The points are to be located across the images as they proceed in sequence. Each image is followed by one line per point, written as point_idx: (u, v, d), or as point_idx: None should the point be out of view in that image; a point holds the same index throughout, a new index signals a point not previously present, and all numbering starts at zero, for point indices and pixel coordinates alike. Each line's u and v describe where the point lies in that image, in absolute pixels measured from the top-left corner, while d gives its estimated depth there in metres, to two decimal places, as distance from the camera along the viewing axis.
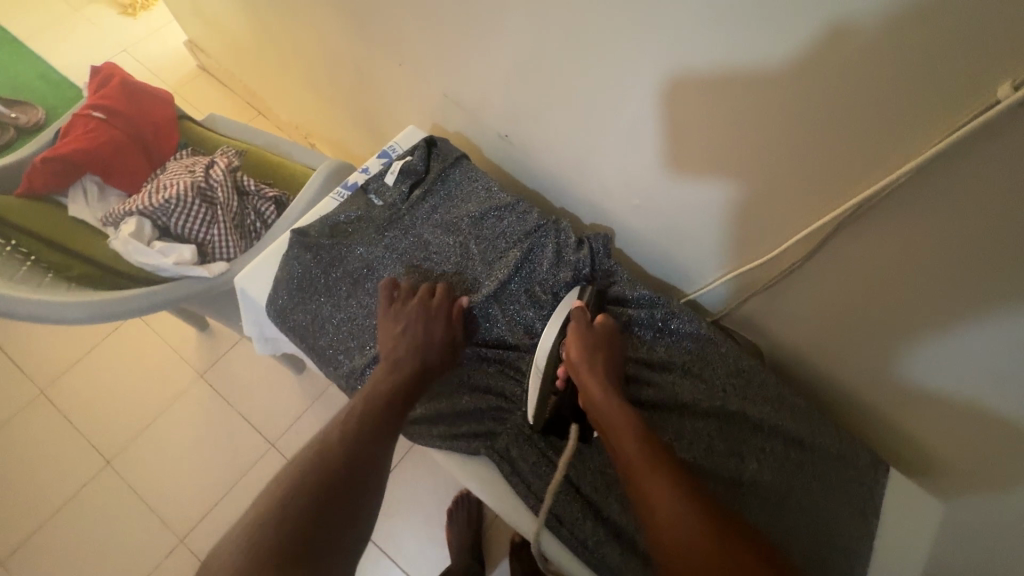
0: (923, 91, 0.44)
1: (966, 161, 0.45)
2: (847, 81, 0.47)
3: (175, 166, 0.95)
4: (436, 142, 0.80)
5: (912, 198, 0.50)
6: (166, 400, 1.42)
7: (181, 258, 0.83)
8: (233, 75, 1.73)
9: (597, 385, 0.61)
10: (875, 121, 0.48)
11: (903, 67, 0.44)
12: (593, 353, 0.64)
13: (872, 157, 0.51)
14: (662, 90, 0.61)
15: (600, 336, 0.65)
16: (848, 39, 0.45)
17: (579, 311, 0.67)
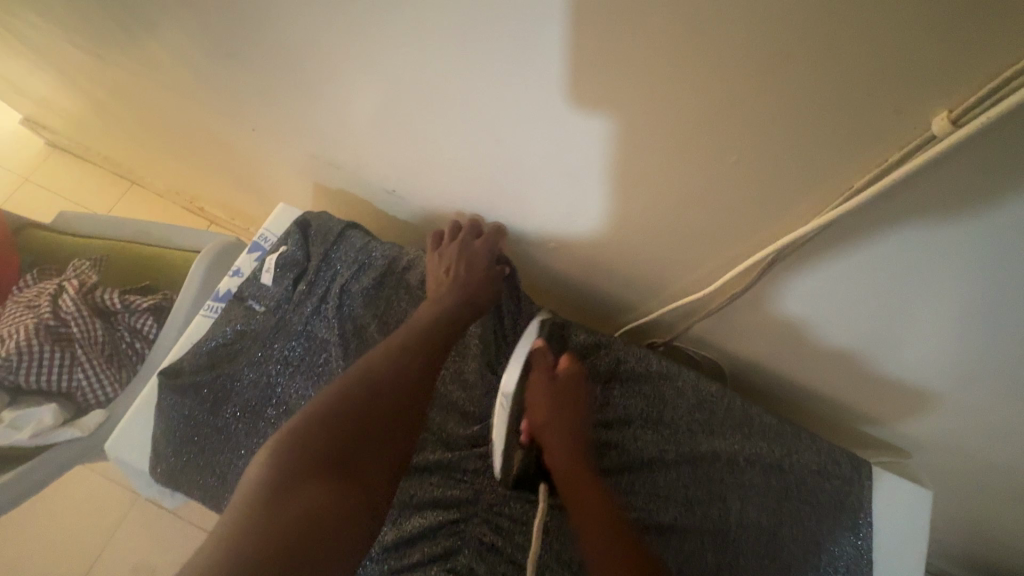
0: (832, 115, 0.38)
1: (903, 186, 0.40)
2: (746, 110, 0.41)
3: (15, 303, 0.79)
4: (311, 220, 0.69)
5: (849, 218, 0.45)
6: (105, 532, 1.27)
7: (40, 424, 0.69)
8: (86, 148, 1.51)
9: (561, 447, 0.57)
10: (786, 147, 0.42)
11: (804, 92, 0.37)
12: (555, 409, 0.59)
13: (788, 183, 0.45)
14: (552, 129, 0.53)
15: (567, 380, 0.61)
16: (739, 68, 0.38)
17: (540, 354, 0.62)
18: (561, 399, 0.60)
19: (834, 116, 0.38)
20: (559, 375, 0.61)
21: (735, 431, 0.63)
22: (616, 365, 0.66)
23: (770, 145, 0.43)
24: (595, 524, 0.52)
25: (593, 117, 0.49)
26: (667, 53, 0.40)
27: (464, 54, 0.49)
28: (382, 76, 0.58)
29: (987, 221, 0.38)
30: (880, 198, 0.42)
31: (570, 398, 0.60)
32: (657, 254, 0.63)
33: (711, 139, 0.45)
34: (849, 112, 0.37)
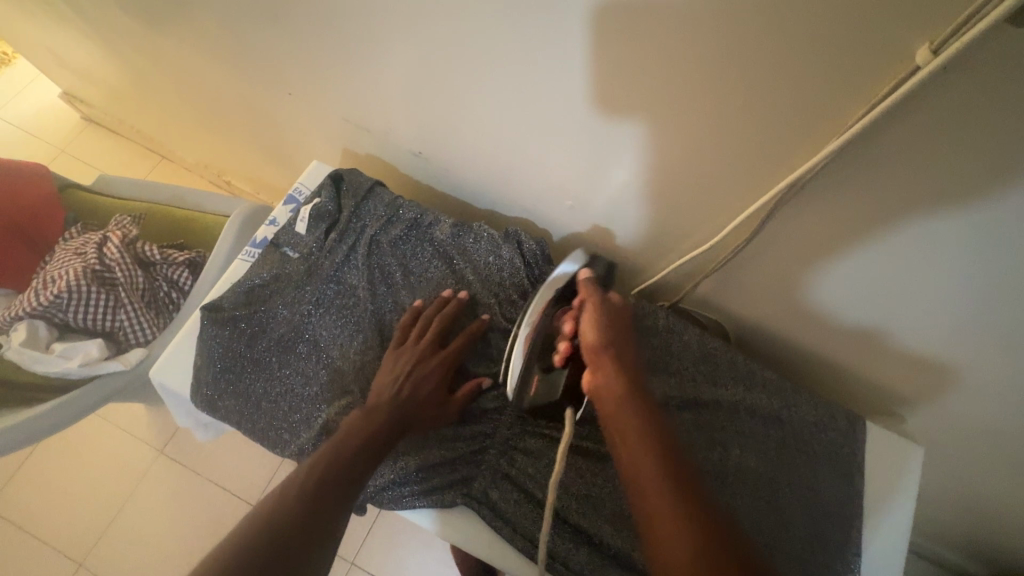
0: (833, 55, 0.41)
1: (890, 128, 0.43)
2: (753, 54, 0.44)
3: (62, 251, 0.85)
4: (344, 176, 0.73)
5: (843, 167, 0.48)
6: (128, 486, 1.33)
7: (88, 357, 0.74)
8: (121, 122, 1.57)
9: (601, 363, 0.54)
10: (787, 90, 0.45)
11: (807, 33, 0.41)
12: (604, 325, 0.56)
13: (791, 130, 0.48)
14: (571, 86, 0.57)
15: (614, 304, 0.59)
16: (745, 11, 0.41)
17: (586, 281, 0.62)
18: (609, 318, 0.57)
19: (832, 57, 0.41)
20: (605, 299, 0.60)
21: (737, 383, 0.67)
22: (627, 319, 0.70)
23: (772, 89, 0.46)
24: (638, 433, 0.47)
25: (611, 65, 0.52)
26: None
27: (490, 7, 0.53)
28: (412, 33, 0.62)
29: (975, 160, 0.41)
30: (872, 142, 0.45)
31: (618, 320, 0.58)
32: (666, 213, 0.66)
33: (720, 86, 0.48)
34: (846, 52, 0.40)
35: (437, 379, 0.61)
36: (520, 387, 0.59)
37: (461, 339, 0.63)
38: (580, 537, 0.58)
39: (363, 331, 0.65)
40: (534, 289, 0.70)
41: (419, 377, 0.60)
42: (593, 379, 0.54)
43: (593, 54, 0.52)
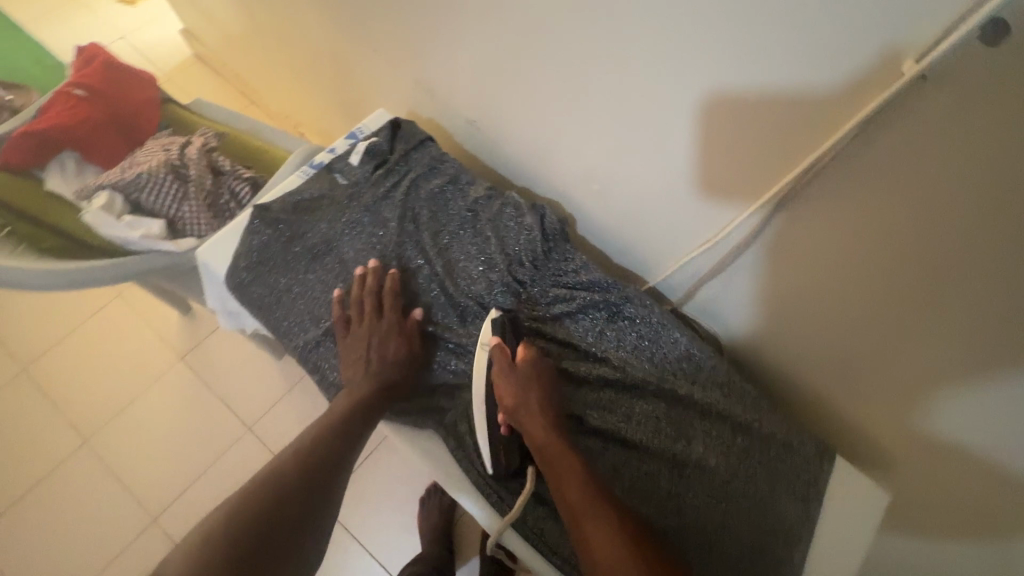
0: (859, 60, 0.45)
1: (882, 136, 0.48)
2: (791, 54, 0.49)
3: (152, 145, 0.97)
4: (401, 124, 0.81)
5: (841, 172, 0.52)
6: (146, 382, 1.44)
7: (149, 232, 0.84)
8: (225, 64, 1.74)
9: (540, 428, 0.60)
10: (813, 93, 0.50)
11: (841, 37, 0.45)
12: (525, 388, 0.62)
13: (809, 132, 0.52)
14: (619, 70, 0.63)
15: (524, 372, 0.63)
16: (785, 11, 0.46)
17: (497, 349, 0.64)
18: (525, 389, 0.61)
19: (858, 61, 0.45)
20: (518, 368, 0.63)
21: (715, 388, 0.69)
22: (619, 304, 0.72)
23: (800, 91, 0.50)
24: (577, 491, 0.55)
25: (660, 53, 0.58)
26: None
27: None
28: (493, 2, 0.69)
29: (975, 181, 0.44)
30: (866, 149, 0.49)
31: (532, 387, 0.62)
32: (682, 211, 0.70)
33: (753, 83, 0.53)
34: (871, 59, 0.45)
35: (397, 340, 0.67)
36: (494, 459, 0.62)
37: (392, 300, 0.68)
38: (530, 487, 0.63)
39: (384, 257, 0.72)
40: (544, 257, 0.74)
41: (380, 347, 0.66)
42: (534, 441, 0.60)
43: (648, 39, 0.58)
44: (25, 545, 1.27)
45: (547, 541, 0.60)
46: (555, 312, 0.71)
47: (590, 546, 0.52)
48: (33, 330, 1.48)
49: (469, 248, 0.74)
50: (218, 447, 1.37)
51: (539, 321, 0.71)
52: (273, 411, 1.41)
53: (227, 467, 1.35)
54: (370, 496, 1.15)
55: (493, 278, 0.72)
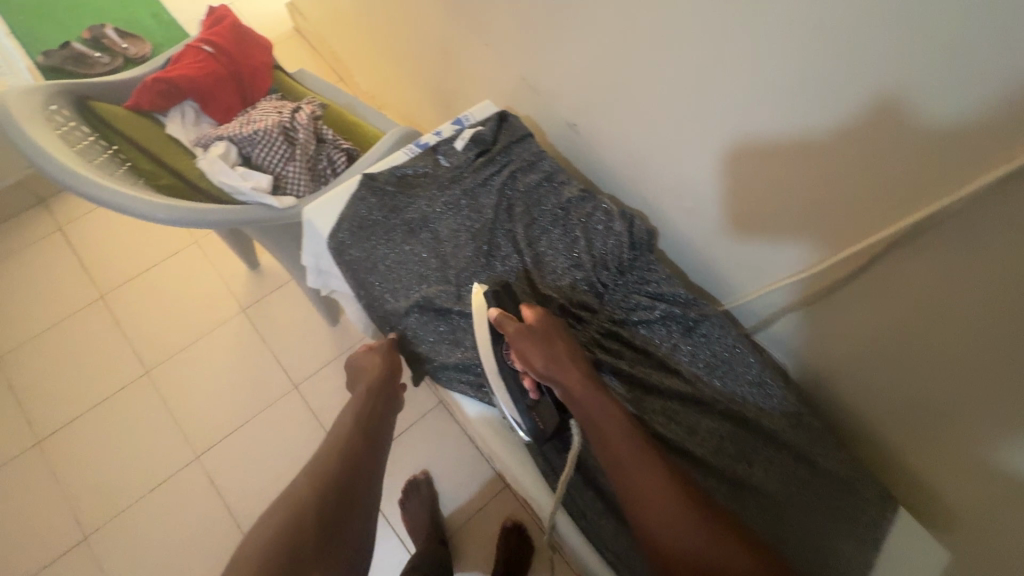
0: (945, 94, 0.47)
1: (1014, 194, 0.47)
2: (861, 80, 0.52)
3: (266, 106, 1.03)
4: (507, 118, 0.85)
5: (962, 223, 0.51)
6: (208, 327, 1.51)
7: (258, 185, 0.89)
8: (322, 40, 1.83)
9: (572, 377, 0.63)
10: (891, 121, 0.52)
11: (925, 72, 0.47)
12: (548, 344, 0.64)
13: (898, 162, 0.54)
14: (736, 91, 0.63)
15: (538, 326, 0.66)
16: (936, 56, 0.46)
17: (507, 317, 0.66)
18: (542, 342, 0.64)
19: (999, 107, 0.45)
20: (530, 324, 0.66)
21: (784, 416, 0.69)
22: (696, 320, 0.74)
23: (934, 135, 0.50)
24: (616, 432, 0.59)
25: (777, 78, 0.59)
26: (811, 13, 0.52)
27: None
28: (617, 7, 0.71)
29: None
30: (994, 203, 0.48)
31: (549, 339, 0.65)
32: (775, 239, 0.71)
33: (884, 121, 0.52)
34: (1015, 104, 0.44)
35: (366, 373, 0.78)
36: (533, 427, 0.65)
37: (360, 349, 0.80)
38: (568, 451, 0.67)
39: (478, 242, 0.76)
40: (628, 263, 0.76)
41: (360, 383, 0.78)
42: (568, 393, 0.62)
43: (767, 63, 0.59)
44: (79, 460, 1.35)
45: (602, 535, 0.63)
46: (635, 318, 0.73)
47: (637, 484, 0.57)
48: (113, 263, 1.57)
49: (556, 243, 0.77)
50: (265, 399, 1.44)
51: (617, 324, 0.73)
52: (320, 373, 1.46)
53: (271, 420, 1.42)
54: None
55: (573, 273, 0.75)
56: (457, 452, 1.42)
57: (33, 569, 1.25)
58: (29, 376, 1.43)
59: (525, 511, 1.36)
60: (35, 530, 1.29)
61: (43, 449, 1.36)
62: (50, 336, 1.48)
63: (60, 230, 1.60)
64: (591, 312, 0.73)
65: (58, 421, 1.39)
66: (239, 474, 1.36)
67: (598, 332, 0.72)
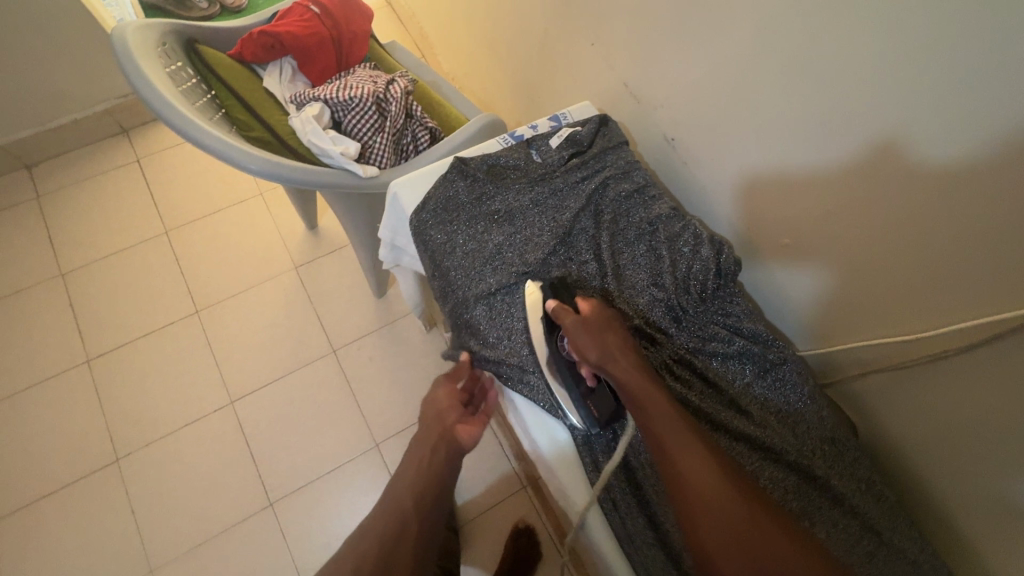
0: (969, 138, 0.52)
1: None
2: (880, 116, 0.58)
3: (362, 74, 1.03)
4: (606, 122, 0.82)
5: None
6: (261, 278, 1.54)
7: (346, 152, 0.89)
8: (411, 15, 1.84)
9: (626, 368, 0.62)
10: (915, 160, 0.57)
11: (961, 128, 0.52)
12: (604, 335, 0.64)
13: (948, 209, 0.56)
14: (871, 132, 0.60)
15: (594, 318, 0.65)
16: None
17: (561, 309, 0.66)
18: (598, 335, 0.64)
19: None
20: (587, 317, 0.65)
21: (852, 479, 0.66)
22: (776, 362, 0.70)
23: None
24: (670, 428, 0.58)
25: (903, 136, 0.57)
26: (863, 58, 0.57)
27: (840, 38, 0.59)
28: (752, 28, 0.68)
29: None
30: None
31: (605, 332, 0.64)
32: (875, 294, 0.67)
33: None
34: None
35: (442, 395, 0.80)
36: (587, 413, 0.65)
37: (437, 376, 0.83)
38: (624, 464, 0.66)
39: (560, 243, 0.74)
40: (711, 290, 0.73)
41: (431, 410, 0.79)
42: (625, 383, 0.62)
43: (904, 119, 0.56)
44: (122, 385, 1.40)
45: (648, 566, 0.62)
46: (710, 349, 0.70)
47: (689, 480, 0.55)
48: (181, 200, 1.62)
49: (638, 257, 0.75)
50: (304, 357, 1.46)
51: (690, 352, 0.70)
52: (360, 342, 1.48)
53: (307, 378, 1.44)
54: None
55: (650, 289, 0.72)
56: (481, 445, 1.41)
57: (66, 479, 1.31)
58: (89, 295, 1.49)
59: (539, 515, 1.34)
60: (73, 442, 1.34)
61: (92, 367, 1.41)
62: (113, 261, 1.53)
63: (138, 161, 1.66)
64: (664, 334, 0.70)
65: (110, 343, 1.44)
66: (268, 425, 1.38)
67: (669, 357, 0.69)
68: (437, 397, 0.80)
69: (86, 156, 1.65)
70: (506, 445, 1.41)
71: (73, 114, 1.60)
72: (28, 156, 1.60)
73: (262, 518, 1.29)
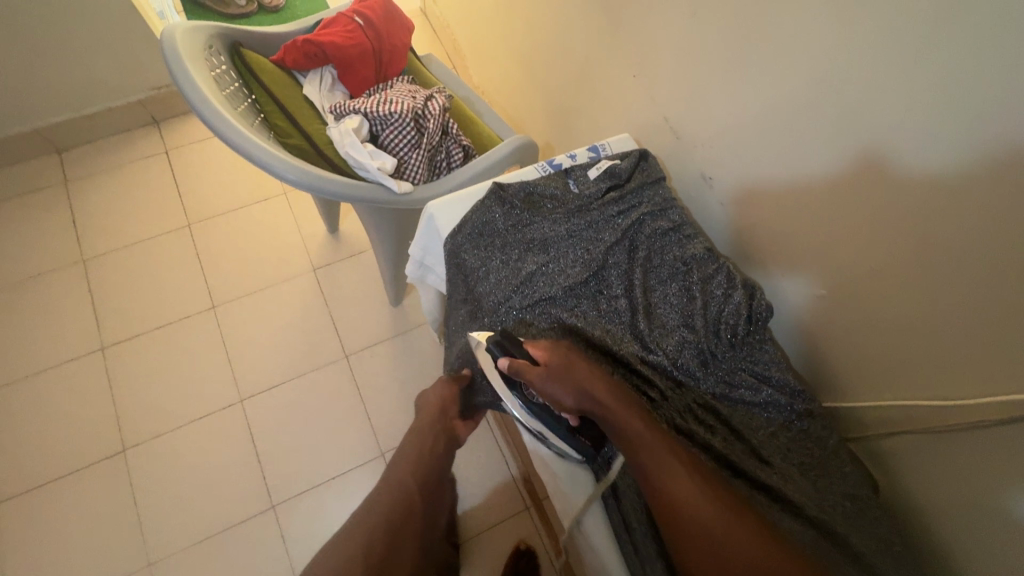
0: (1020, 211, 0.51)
1: None
2: (929, 179, 0.58)
3: (401, 88, 1.03)
4: (646, 157, 0.82)
5: None
6: (279, 278, 1.55)
7: (383, 167, 0.89)
8: (445, 26, 1.85)
9: (600, 406, 0.62)
10: (964, 226, 0.57)
11: (1012, 202, 0.52)
12: (568, 381, 0.62)
13: (994, 280, 0.55)
14: (919, 194, 0.60)
15: (555, 362, 0.63)
16: None
17: (517, 365, 0.63)
18: (563, 380, 0.62)
19: None
20: (546, 365, 0.63)
21: (873, 538, 0.63)
22: (801, 413, 0.70)
23: None
24: (661, 459, 0.58)
25: (953, 208, 0.57)
26: (915, 129, 0.58)
27: (897, 105, 0.59)
28: (806, 84, 0.68)
29: None
30: None
31: (569, 374, 0.63)
32: (911, 354, 0.67)
33: None
34: None
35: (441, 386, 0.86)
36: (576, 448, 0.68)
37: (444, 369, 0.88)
38: (642, 505, 0.65)
39: (592, 276, 0.74)
40: (741, 335, 0.73)
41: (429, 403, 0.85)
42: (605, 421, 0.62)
43: (954, 192, 0.56)
44: (135, 375, 1.41)
45: None
46: (737, 396, 0.69)
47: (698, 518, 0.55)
48: (206, 194, 1.63)
49: (668, 296, 0.74)
50: (317, 360, 1.46)
51: (716, 398, 0.69)
52: (373, 349, 1.48)
53: (318, 381, 1.44)
54: None
55: (678, 330, 0.72)
56: (487, 463, 1.40)
57: (73, 465, 1.31)
58: (109, 283, 1.50)
59: (541, 537, 1.33)
60: (82, 429, 1.34)
61: (106, 355, 1.42)
62: (136, 250, 1.54)
63: (166, 153, 1.67)
64: (692, 378, 0.70)
65: (125, 333, 1.45)
66: (276, 427, 1.38)
67: (695, 400, 0.68)
68: (435, 395, 0.85)
69: (116, 145, 1.67)
70: (512, 464, 1.40)
71: (108, 103, 1.62)
72: (61, 141, 1.62)
73: (264, 519, 1.29)
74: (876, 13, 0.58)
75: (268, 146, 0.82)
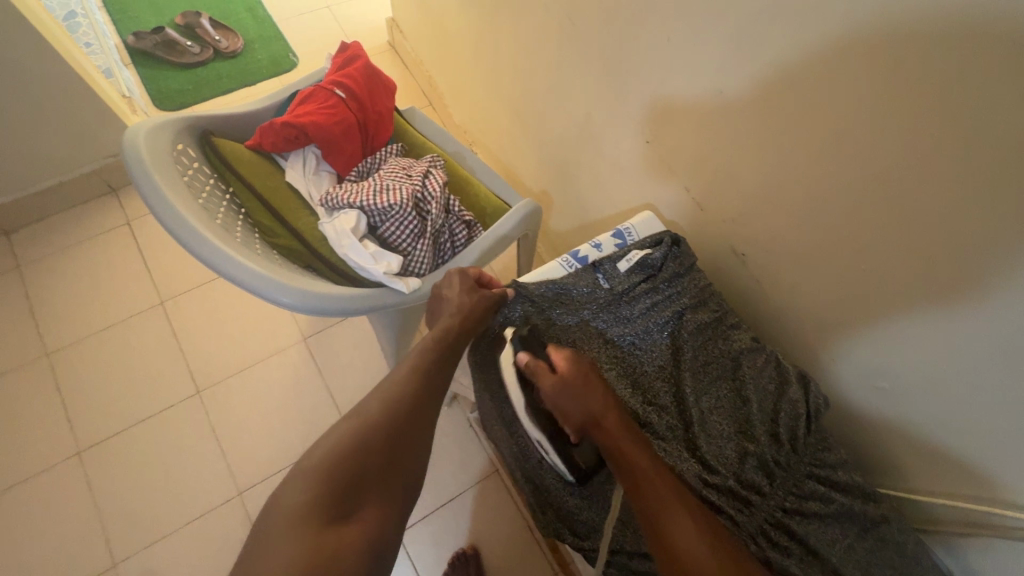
0: None
1: None
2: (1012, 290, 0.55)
3: (393, 164, 0.94)
4: (678, 242, 0.76)
5: None
6: (268, 352, 1.44)
7: (389, 268, 0.81)
8: (418, 63, 1.75)
9: (611, 422, 0.62)
10: None
11: None
12: (582, 391, 0.63)
13: None
14: (999, 303, 0.56)
15: (571, 373, 0.64)
16: None
17: (532, 363, 0.66)
18: (574, 391, 0.63)
19: None
20: (563, 373, 0.64)
21: None
22: (877, 519, 0.65)
23: None
24: (657, 486, 0.57)
25: None
26: (990, 241, 0.54)
27: (967, 214, 0.55)
28: (857, 174, 0.64)
29: None
30: None
31: (583, 389, 0.63)
32: (988, 456, 0.64)
33: None
34: None
35: None
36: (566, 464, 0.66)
37: None
38: None
39: (634, 384, 0.69)
40: (804, 436, 0.67)
41: None
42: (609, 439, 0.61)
43: None
44: (118, 477, 1.29)
45: None
46: (808, 510, 0.63)
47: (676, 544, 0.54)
48: (178, 267, 1.51)
49: (720, 394, 0.69)
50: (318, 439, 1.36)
51: (787, 514, 0.63)
52: None
53: None
54: (440, 523, 1.33)
55: (730, 433, 0.67)
56: (512, 531, 1.34)
57: None
58: (78, 376, 1.37)
59: None
60: (64, 546, 1.22)
61: (84, 459, 1.29)
62: (105, 336, 1.41)
63: (128, 224, 1.54)
64: (759, 494, 0.64)
65: (103, 432, 1.32)
66: None
67: (765, 521, 0.62)
68: None
69: (71, 220, 1.53)
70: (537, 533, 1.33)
71: (58, 176, 1.48)
72: (7, 222, 1.47)
73: None
74: (938, 119, 0.54)
75: (259, 266, 0.72)
